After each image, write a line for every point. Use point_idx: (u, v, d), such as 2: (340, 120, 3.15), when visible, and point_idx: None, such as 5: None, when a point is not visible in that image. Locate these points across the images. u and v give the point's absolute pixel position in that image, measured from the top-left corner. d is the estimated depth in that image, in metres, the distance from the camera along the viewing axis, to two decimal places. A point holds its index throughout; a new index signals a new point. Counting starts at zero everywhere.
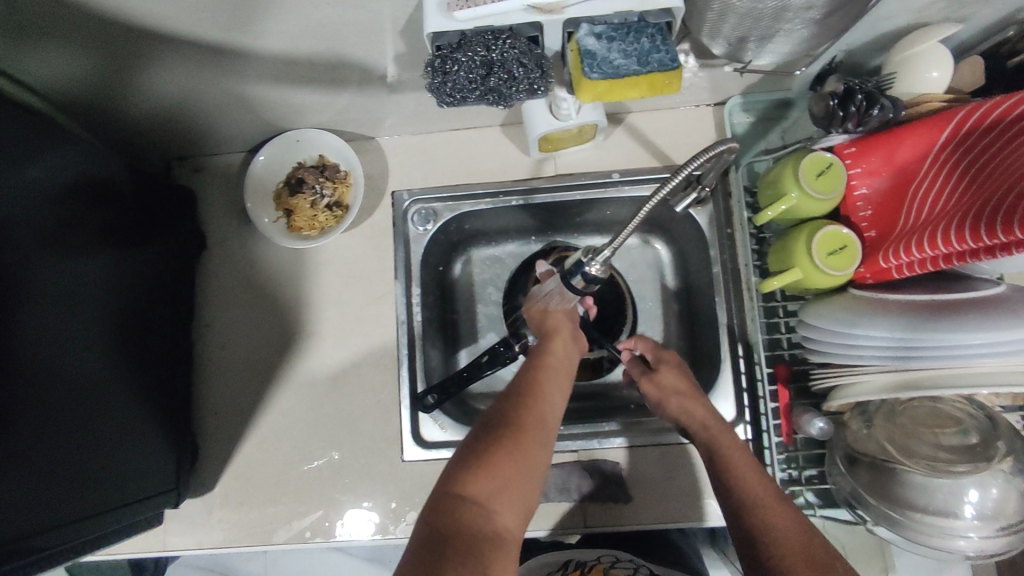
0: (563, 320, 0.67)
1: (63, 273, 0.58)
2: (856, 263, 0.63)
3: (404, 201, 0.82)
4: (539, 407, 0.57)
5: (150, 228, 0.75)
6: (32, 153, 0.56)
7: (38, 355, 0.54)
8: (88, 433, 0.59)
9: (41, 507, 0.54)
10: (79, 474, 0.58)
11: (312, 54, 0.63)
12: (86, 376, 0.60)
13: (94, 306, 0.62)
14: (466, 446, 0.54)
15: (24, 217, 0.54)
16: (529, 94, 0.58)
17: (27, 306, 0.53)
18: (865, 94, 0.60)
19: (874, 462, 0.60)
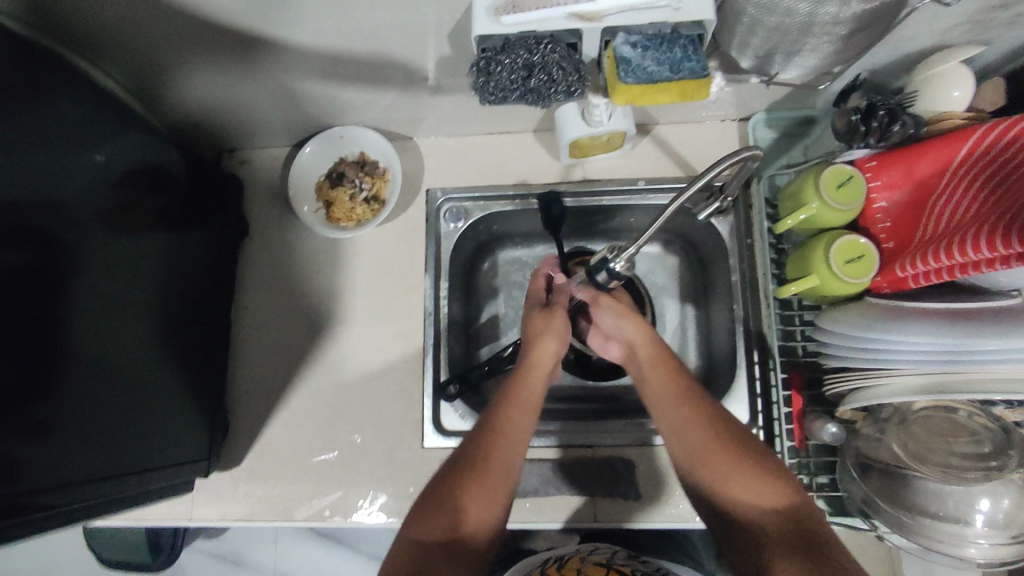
0: (547, 352, 0.68)
1: (118, 246, 0.62)
2: (873, 272, 0.65)
3: (438, 199, 0.86)
4: (502, 445, 0.61)
5: (204, 214, 0.79)
6: (97, 136, 0.61)
7: (88, 320, 0.58)
8: (126, 399, 0.63)
9: (79, 461, 0.57)
10: (114, 436, 0.61)
11: (362, 53, 0.68)
12: (130, 344, 0.64)
13: (144, 282, 0.66)
14: (433, 487, 0.60)
15: (87, 195, 0.59)
16: (567, 95, 0.63)
17: (83, 274, 0.58)
18: (888, 110, 0.63)
19: (886, 469, 0.61)
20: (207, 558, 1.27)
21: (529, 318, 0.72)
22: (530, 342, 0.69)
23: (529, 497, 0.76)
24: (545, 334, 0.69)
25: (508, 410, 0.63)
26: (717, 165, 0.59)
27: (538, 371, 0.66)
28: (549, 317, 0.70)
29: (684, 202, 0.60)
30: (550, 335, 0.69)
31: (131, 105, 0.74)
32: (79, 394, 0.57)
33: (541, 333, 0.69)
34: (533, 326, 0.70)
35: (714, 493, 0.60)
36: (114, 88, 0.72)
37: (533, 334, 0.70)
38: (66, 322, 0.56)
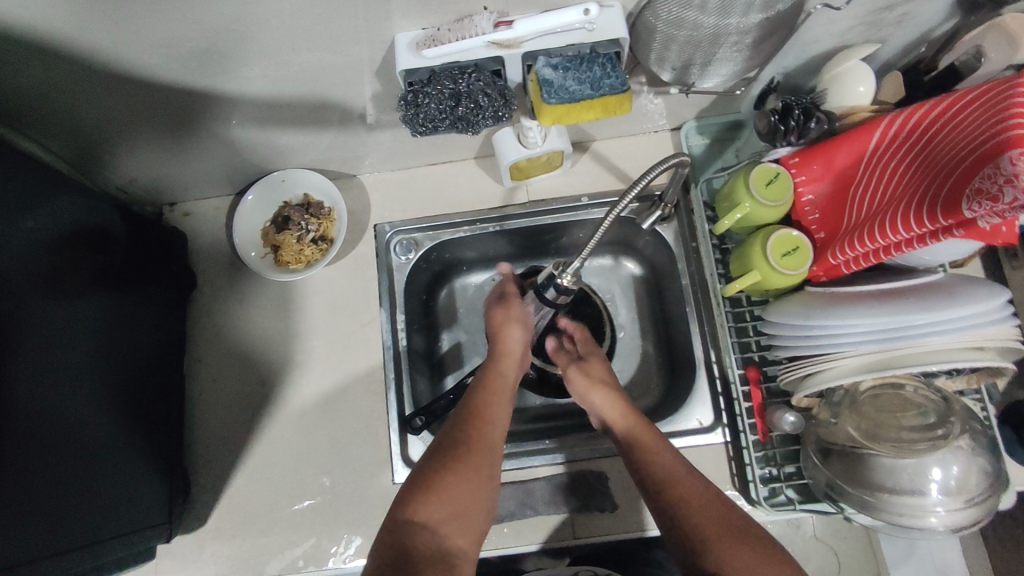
0: (516, 336, 0.69)
1: (56, 313, 0.61)
2: (808, 262, 0.68)
3: (387, 233, 0.86)
4: (485, 426, 0.59)
5: (143, 268, 0.77)
6: (29, 202, 0.60)
7: (31, 392, 0.56)
8: (77, 470, 0.61)
9: (26, 540, 0.55)
10: (65, 511, 0.59)
11: (294, 97, 0.69)
12: (77, 411, 0.62)
13: (86, 347, 0.64)
14: (419, 473, 0.56)
15: (21, 265, 0.57)
16: (495, 120, 0.64)
17: (24, 345, 0.56)
18: (803, 109, 0.67)
19: (844, 451, 0.63)
20: None
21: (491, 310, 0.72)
22: (496, 330, 0.69)
23: (505, 521, 0.75)
24: (509, 323, 0.70)
25: (495, 403, 0.62)
26: (651, 170, 0.61)
27: (504, 359, 0.67)
28: (509, 306, 0.72)
29: (623, 210, 0.63)
30: (515, 322, 0.70)
31: (59, 169, 0.72)
32: (21, 470, 0.54)
33: (507, 323, 0.70)
34: (496, 315, 0.71)
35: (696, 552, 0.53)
36: (38, 153, 0.70)
37: (496, 322, 0.70)
38: (8, 397, 0.53)
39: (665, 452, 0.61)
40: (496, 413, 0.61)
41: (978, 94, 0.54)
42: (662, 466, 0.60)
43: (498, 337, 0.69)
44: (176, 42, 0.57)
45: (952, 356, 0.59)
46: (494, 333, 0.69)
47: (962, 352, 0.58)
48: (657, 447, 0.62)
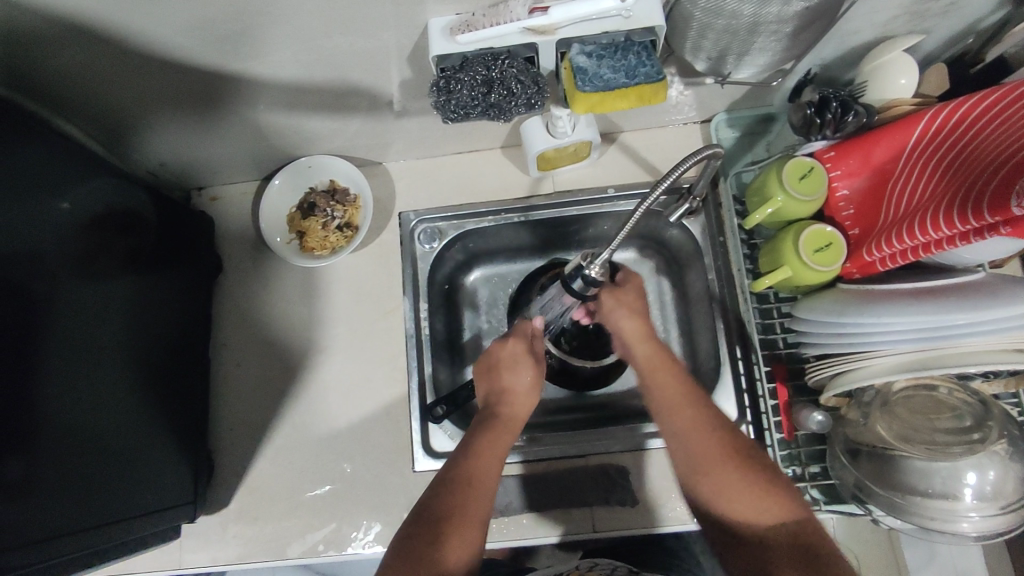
0: (522, 408, 0.66)
1: (88, 294, 0.61)
2: (842, 258, 0.66)
3: (411, 221, 0.86)
4: (471, 494, 0.59)
5: (176, 253, 0.78)
6: (64, 183, 0.60)
7: (63, 371, 0.57)
8: (105, 451, 0.61)
9: (55, 515, 0.56)
10: (92, 490, 0.60)
11: (325, 82, 0.69)
12: (107, 390, 0.62)
13: (118, 327, 0.65)
14: (405, 543, 0.56)
15: (57, 245, 0.58)
16: (528, 108, 0.63)
17: (55, 326, 0.56)
18: (840, 101, 0.65)
19: (873, 451, 0.62)
20: None
21: (502, 372, 0.68)
22: (501, 395, 0.67)
23: (525, 512, 0.75)
24: (516, 395, 0.67)
25: (477, 461, 0.61)
26: (683, 163, 0.60)
27: (505, 426, 0.65)
28: (522, 375, 0.68)
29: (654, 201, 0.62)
30: (524, 394, 0.67)
31: (94, 151, 0.73)
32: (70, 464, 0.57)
33: (516, 385, 0.67)
34: (503, 381, 0.67)
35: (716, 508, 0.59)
36: (74, 134, 0.71)
37: (497, 386, 0.68)
38: (39, 377, 0.54)
39: (679, 393, 0.63)
40: (478, 469, 0.60)
41: None
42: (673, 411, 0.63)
43: (503, 400, 0.66)
44: (212, 24, 0.57)
45: (994, 358, 0.57)
46: (499, 396, 0.67)
47: (1003, 353, 0.57)
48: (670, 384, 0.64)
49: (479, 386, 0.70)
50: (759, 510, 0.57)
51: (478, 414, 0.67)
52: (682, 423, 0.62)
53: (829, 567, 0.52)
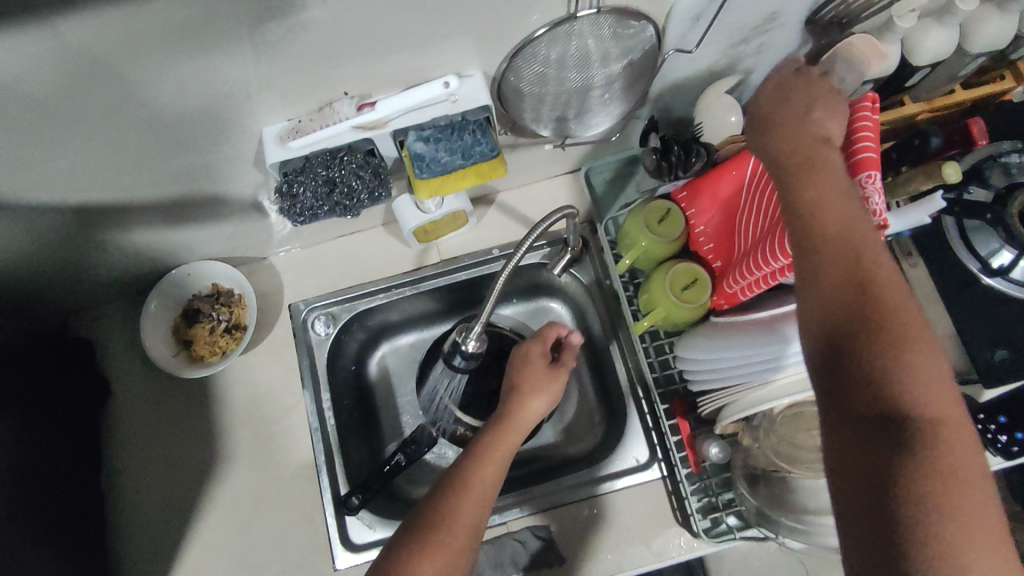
0: (534, 412, 0.66)
1: None
2: (709, 292, 0.68)
3: (302, 312, 0.84)
4: (464, 501, 0.57)
5: (50, 388, 0.73)
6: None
7: None
8: None
9: None
10: None
11: (182, 195, 0.68)
12: None
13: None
14: (391, 553, 0.55)
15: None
16: (372, 199, 0.66)
17: None
18: (682, 145, 0.68)
19: (766, 475, 0.65)
20: None
21: (525, 366, 0.69)
22: (514, 397, 0.67)
23: None
24: (529, 394, 0.67)
25: (479, 464, 0.59)
26: (541, 222, 0.63)
27: (514, 428, 0.64)
28: (533, 371, 0.68)
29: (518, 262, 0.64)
30: (539, 393, 0.67)
31: None
32: None
33: (530, 387, 0.67)
34: (519, 381, 0.68)
35: (869, 356, 0.43)
36: None
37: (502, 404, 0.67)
38: None
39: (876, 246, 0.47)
40: (476, 472, 0.59)
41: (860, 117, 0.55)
42: (873, 269, 0.46)
43: (515, 400, 0.66)
44: (44, 162, 0.56)
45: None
46: (513, 396, 0.67)
47: None
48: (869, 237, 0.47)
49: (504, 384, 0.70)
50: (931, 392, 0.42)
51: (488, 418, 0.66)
52: (877, 269, 0.46)
53: (973, 499, 0.39)
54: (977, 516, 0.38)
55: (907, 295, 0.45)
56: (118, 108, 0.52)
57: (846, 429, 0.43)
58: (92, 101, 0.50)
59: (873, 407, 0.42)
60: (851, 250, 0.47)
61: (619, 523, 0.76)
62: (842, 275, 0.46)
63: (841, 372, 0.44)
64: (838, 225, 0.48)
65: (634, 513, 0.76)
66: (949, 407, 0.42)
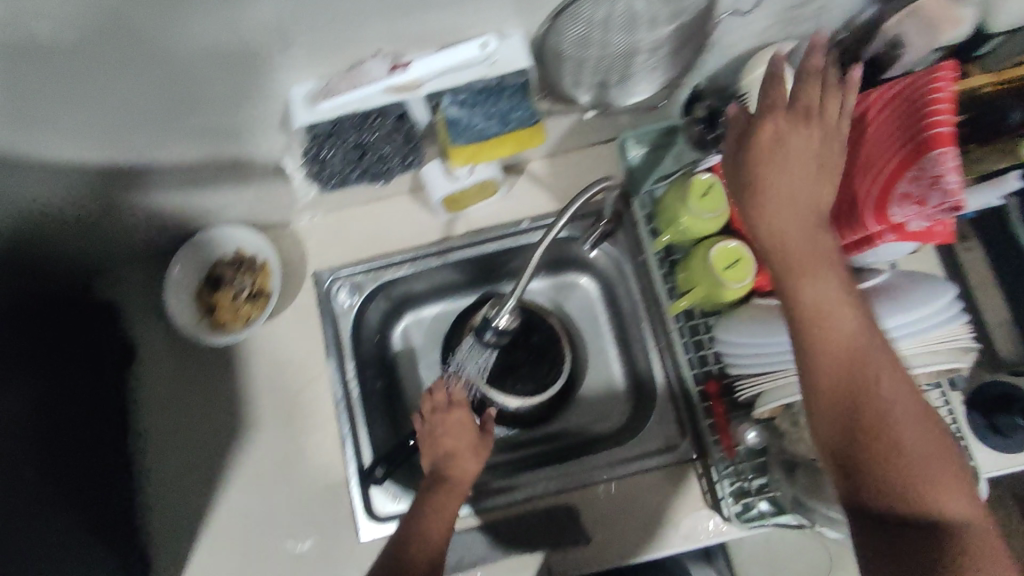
0: (468, 472, 0.67)
1: None
2: (752, 273, 0.65)
3: (326, 280, 0.82)
4: (416, 555, 0.59)
5: (64, 347, 0.73)
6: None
7: None
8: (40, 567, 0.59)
9: None
10: None
11: (204, 157, 0.66)
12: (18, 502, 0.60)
13: (18, 450, 0.62)
14: None
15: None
16: (406, 165, 0.66)
17: None
18: (727, 115, 0.67)
19: (806, 464, 0.62)
20: None
21: (451, 428, 0.70)
22: (447, 457, 0.68)
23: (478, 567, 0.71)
24: (459, 453, 0.69)
25: (425, 522, 0.62)
26: (580, 194, 0.63)
27: (456, 485, 0.66)
28: (460, 435, 0.70)
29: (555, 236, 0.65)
30: (467, 453, 0.69)
31: None
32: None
33: (462, 450, 0.69)
34: (447, 445, 0.69)
35: (885, 460, 0.48)
36: None
37: (438, 454, 0.69)
38: None
39: (878, 348, 0.50)
40: (426, 528, 0.62)
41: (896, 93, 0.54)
42: (878, 379, 0.49)
43: (450, 461, 0.68)
44: (62, 119, 0.54)
45: (906, 360, 0.57)
46: (446, 458, 0.68)
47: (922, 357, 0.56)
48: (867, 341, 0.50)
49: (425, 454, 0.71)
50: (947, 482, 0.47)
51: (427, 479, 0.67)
52: (881, 369, 0.49)
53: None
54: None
55: (916, 401, 0.49)
56: (137, 62, 0.49)
57: (874, 526, 0.48)
58: (107, 57, 0.48)
59: (899, 504, 0.47)
60: (850, 355, 0.50)
61: (647, 504, 0.74)
62: (849, 383, 0.50)
63: (859, 459, 0.49)
64: (837, 333, 0.50)
65: (662, 492, 0.74)
66: (967, 502, 0.47)
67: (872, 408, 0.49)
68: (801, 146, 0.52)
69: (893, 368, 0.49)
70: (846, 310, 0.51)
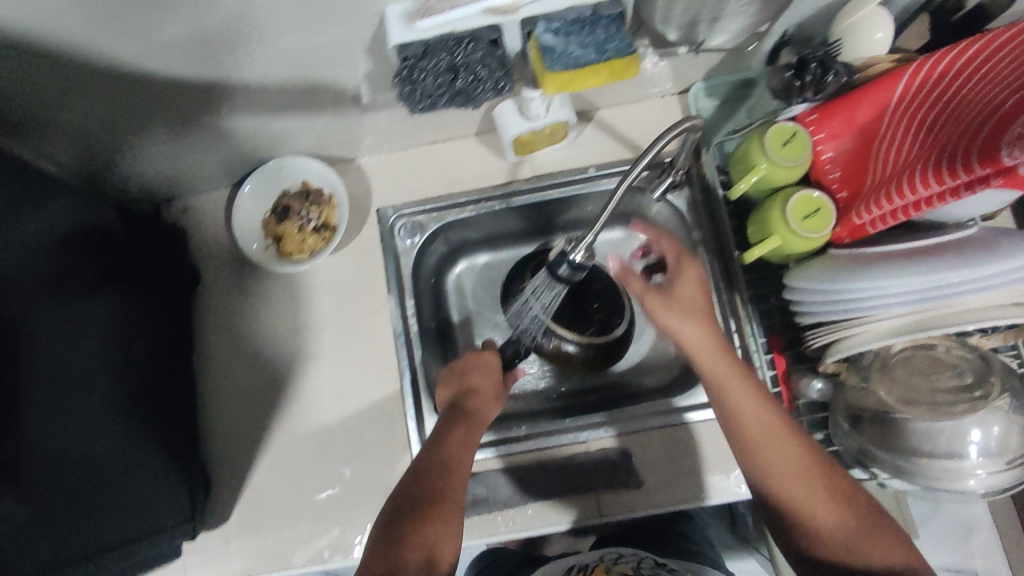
0: (486, 412, 0.70)
1: (62, 318, 0.60)
2: (831, 224, 0.64)
3: (390, 217, 0.83)
4: (450, 479, 0.60)
5: (142, 275, 0.74)
6: (26, 208, 0.57)
7: (43, 407, 0.56)
8: (99, 483, 0.61)
9: (49, 548, 0.56)
10: (93, 518, 0.61)
11: (282, 79, 0.65)
12: (92, 415, 0.61)
13: (99, 358, 0.64)
14: (384, 528, 0.57)
15: (21, 268, 0.56)
16: (495, 91, 0.63)
17: (29, 355, 0.56)
18: (819, 61, 0.62)
19: (876, 416, 0.62)
20: None
21: (471, 367, 0.74)
22: (468, 396, 0.70)
23: (530, 501, 0.74)
24: (479, 390, 0.72)
25: (454, 450, 0.63)
26: (661, 138, 0.59)
27: (477, 425, 0.67)
28: (477, 377, 0.73)
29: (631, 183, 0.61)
30: (488, 399, 0.71)
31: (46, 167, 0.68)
32: (58, 494, 0.57)
33: (485, 394, 0.72)
34: (462, 388, 0.71)
35: (806, 523, 0.58)
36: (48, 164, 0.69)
37: (462, 389, 0.71)
38: (27, 415, 0.54)
39: (778, 426, 0.60)
40: (452, 454, 0.62)
41: (1008, 45, 0.54)
42: (772, 452, 0.59)
43: (474, 403, 0.70)
44: (154, 26, 0.54)
45: (975, 315, 0.56)
46: (468, 396, 0.70)
47: (1007, 309, 0.55)
48: (766, 421, 0.60)
49: (444, 394, 0.73)
50: (861, 530, 0.56)
51: (447, 412, 0.69)
52: (775, 439, 0.59)
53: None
54: None
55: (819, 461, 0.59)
56: None
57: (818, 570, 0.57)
58: None
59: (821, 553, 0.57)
60: (750, 433, 0.60)
61: (700, 453, 0.75)
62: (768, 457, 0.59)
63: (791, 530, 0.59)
64: (741, 418, 0.61)
65: (716, 443, 0.75)
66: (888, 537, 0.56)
67: (784, 479, 0.58)
68: (693, 272, 0.68)
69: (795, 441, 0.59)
70: (754, 403, 0.60)
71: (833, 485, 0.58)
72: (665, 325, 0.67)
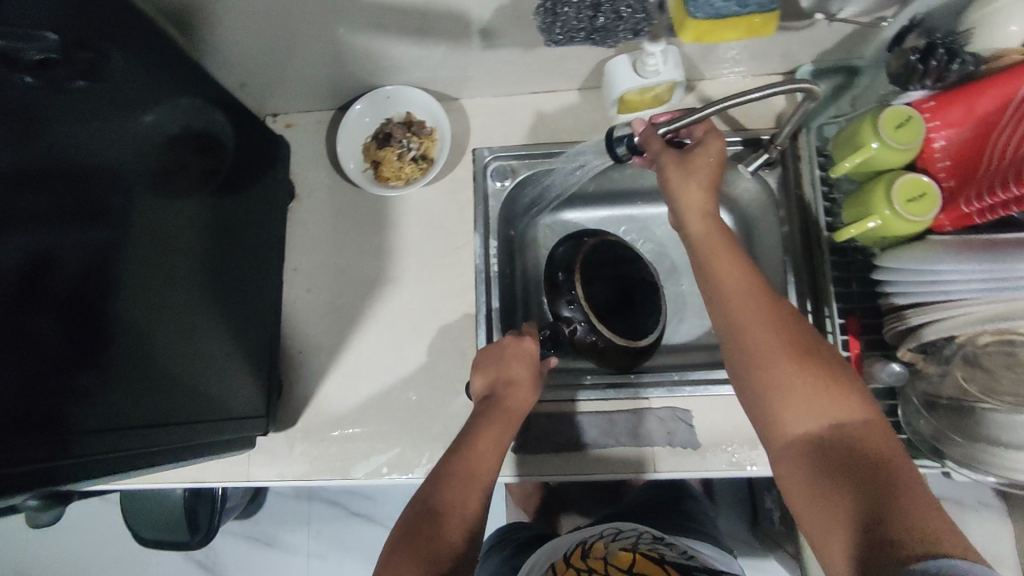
0: (521, 403, 0.69)
1: (162, 210, 0.61)
2: (935, 211, 0.65)
3: (485, 157, 0.85)
4: (467, 488, 0.63)
5: (237, 186, 0.74)
6: (149, 97, 0.58)
7: (136, 288, 0.57)
8: (180, 369, 0.63)
9: (138, 415, 0.57)
10: (167, 403, 0.61)
11: (411, 5, 0.66)
12: (178, 304, 0.63)
13: (192, 251, 0.65)
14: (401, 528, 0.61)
15: (136, 157, 0.57)
16: (633, 34, 0.64)
17: (128, 232, 0.56)
18: (946, 48, 0.62)
19: (951, 404, 0.64)
20: (242, 540, 1.36)
21: (505, 357, 0.71)
22: (508, 385, 0.70)
23: (590, 448, 0.79)
24: (516, 376, 0.70)
25: (479, 455, 0.64)
26: (763, 89, 0.64)
27: (510, 419, 0.68)
28: (511, 359, 0.71)
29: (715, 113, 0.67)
30: (527, 379, 0.70)
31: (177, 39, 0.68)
32: (142, 364, 0.57)
33: (522, 378, 0.70)
34: (501, 370, 0.71)
35: (765, 389, 0.58)
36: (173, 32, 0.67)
37: (501, 377, 0.70)
38: (119, 295, 0.55)
39: (756, 298, 0.61)
40: (476, 459, 0.64)
41: None
42: (742, 319, 0.61)
43: (512, 391, 0.70)
44: None
45: None
46: (506, 385, 0.70)
47: None
48: (742, 289, 0.62)
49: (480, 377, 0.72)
50: (820, 398, 0.56)
51: (482, 403, 0.70)
52: (748, 314, 0.61)
53: (891, 481, 0.51)
54: (908, 498, 0.49)
55: (792, 334, 0.59)
56: None
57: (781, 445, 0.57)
58: None
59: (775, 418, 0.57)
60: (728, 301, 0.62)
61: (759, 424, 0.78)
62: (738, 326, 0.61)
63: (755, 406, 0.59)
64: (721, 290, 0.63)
65: None
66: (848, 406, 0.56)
67: (747, 337, 0.60)
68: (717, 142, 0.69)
69: (773, 312, 0.60)
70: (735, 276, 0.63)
71: (796, 350, 0.58)
72: (668, 181, 0.69)
